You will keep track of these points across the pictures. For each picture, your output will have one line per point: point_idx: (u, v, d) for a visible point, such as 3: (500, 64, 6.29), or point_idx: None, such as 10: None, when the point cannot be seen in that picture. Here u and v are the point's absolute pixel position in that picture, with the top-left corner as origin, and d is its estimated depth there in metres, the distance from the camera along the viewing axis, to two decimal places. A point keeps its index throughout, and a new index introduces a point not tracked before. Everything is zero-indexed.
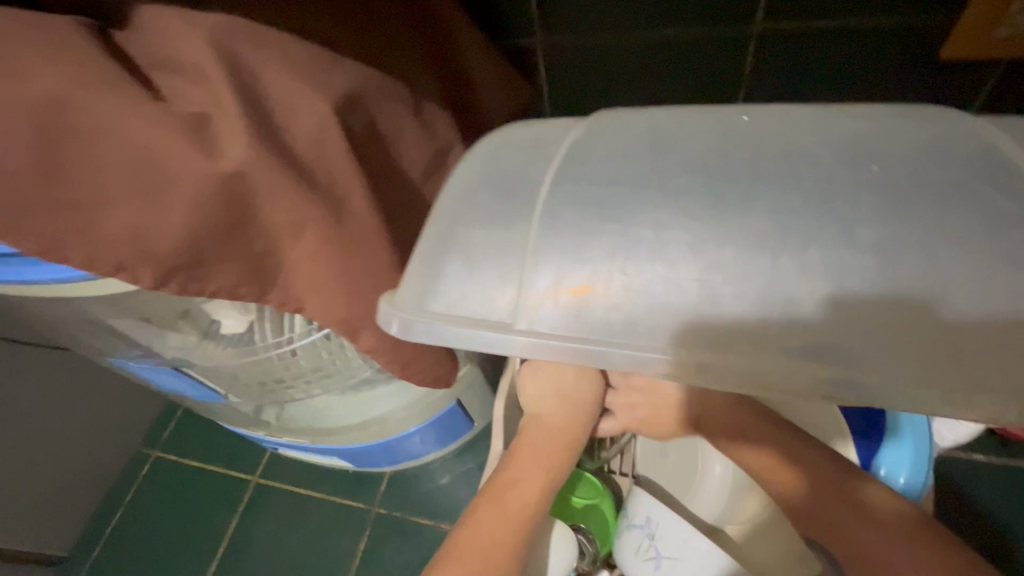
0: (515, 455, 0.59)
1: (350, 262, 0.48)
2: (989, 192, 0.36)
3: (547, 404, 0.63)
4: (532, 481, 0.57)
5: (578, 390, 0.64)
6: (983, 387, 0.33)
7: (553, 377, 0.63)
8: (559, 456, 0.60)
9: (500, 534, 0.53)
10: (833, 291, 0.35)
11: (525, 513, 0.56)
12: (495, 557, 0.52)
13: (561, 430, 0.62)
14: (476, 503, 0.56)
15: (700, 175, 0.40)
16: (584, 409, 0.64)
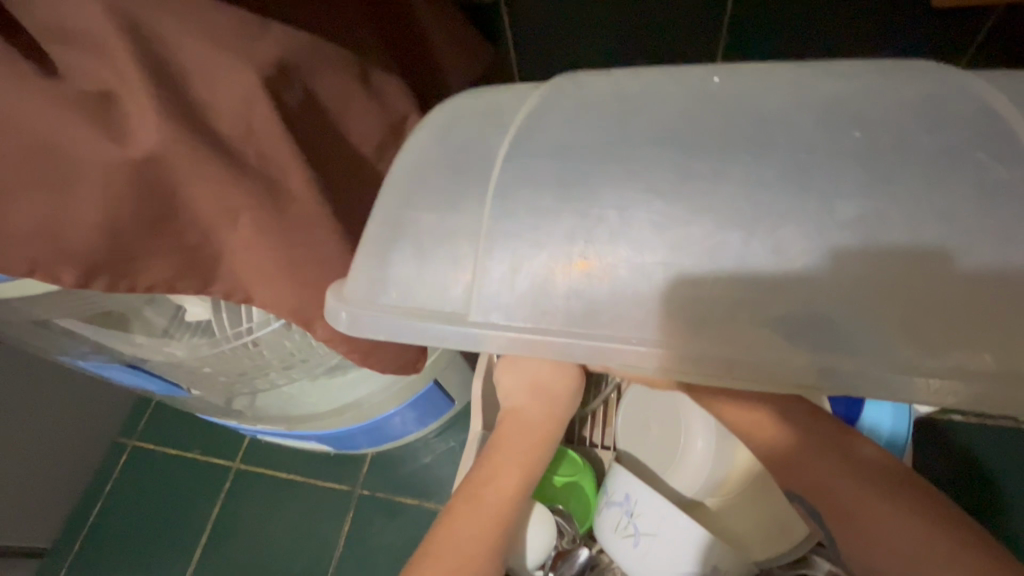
0: (490, 449, 0.57)
1: (294, 250, 0.45)
2: (979, 158, 0.32)
3: (521, 396, 0.59)
4: (507, 475, 0.55)
5: (556, 380, 0.58)
6: (967, 372, 0.31)
7: (528, 366, 0.58)
8: (533, 455, 0.57)
9: (474, 533, 0.51)
10: (807, 274, 0.32)
11: (500, 512, 0.53)
12: (469, 554, 0.49)
13: (537, 425, 0.58)
14: (452, 501, 0.54)
15: (663, 145, 0.36)
16: (562, 403, 0.59)
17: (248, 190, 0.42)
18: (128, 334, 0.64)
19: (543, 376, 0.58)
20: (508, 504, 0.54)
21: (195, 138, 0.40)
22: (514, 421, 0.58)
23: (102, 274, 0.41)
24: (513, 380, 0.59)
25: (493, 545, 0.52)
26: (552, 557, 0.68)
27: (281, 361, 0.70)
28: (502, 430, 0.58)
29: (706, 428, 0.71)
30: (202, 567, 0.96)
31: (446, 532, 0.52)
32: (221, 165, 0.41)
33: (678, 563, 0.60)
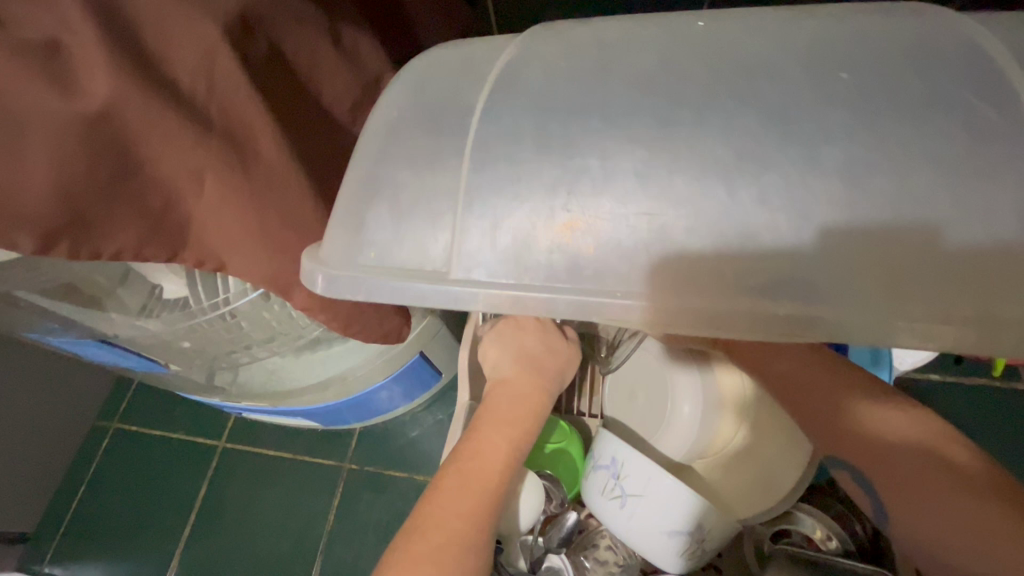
0: (478, 424, 0.56)
1: (265, 214, 0.43)
2: (967, 97, 0.32)
3: (508, 367, 0.60)
4: (495, 446, 0.54)
5: (540, 350, 0.62)
6: (951, 317, 0.31)
7: (514, 338, 0.63)
8: (523, 425, 0.57)
9: (462, 500, 0.50)
10: (793, 222, 0.32)
11: (490, 486, 0.52)
12: (458, 520, 0.49)
13: (526, 394, 0.59)
14: (441, 474, 0.53)
15: (646, 94, 0.35)
16: (548, 369, 0.62)
17: (213, 151, 0.40)
18: (101, 313, 0.61)
19: (529, 345, 0.62)
20: (502, 474, 0.53)
21: (152, 93, 0.38)
22: (501, 393, 0.59)
23: (63, 240, 0.38)
24: (498, 352, 0.62)
25: (486, 511, 0.51)
26: (540, 522, 0.70)
27: (261, 333, 0.69)
28: (491, 398, 0.59)
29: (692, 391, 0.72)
30: (190, 548, 0.95)
31: (437, 503, 0.50)
32: (183, 124, 0.39)
33: (666, 524, 0.61)
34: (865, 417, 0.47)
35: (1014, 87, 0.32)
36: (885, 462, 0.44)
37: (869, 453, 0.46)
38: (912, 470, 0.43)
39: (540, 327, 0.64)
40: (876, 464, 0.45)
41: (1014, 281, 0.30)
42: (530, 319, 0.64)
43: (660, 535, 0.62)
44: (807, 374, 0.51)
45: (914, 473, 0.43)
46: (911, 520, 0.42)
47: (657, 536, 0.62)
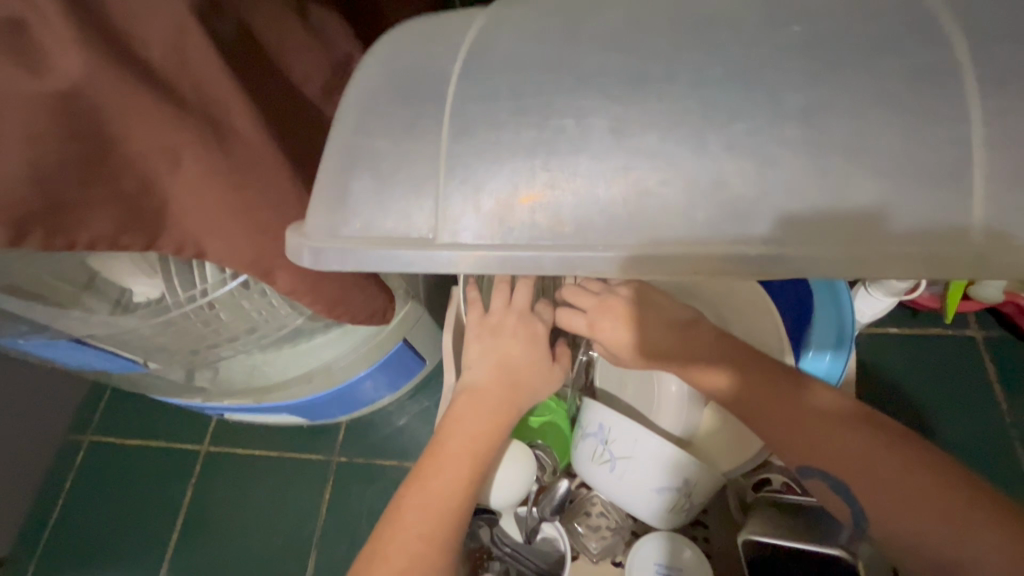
0: (444, 436, 0.56)
1: (244, 192, 0.43)
2: (910, 42, 0.33)
3: (485, 373, 0.59)
4: (458, 445, 0.56)
5: (523, 361, 0.60)
6: (913, 246, 0.32)
7: (499, 343, 0.60)
8: (486, 442, 0.57)
9: (440, 490, 0.53)
10: (758, 166, 0.33)
11: (461, 484, 0.54)
12: (434, 508, 0.52)
13: (493, 407, 0.58)
14: (402, 493, 0.54)
15: (614, 54, 0.36)
16: (524, 388, 0.60)
17: (190, 129, 0.40)
18: (70, 315, 0.59)
19: (512, 354, 0.60)
20: (465, 489, 0.54)
21: (119, 69, 0.37)
22: (471, 399, 0.58)
23: (36, 230, 0.38)
24: (478, 357, 0.60)
25: (451, 517, 0.52)
26: (532, 492, 0.73)
27: (242, 325, 0.69)
28: (457, 406, 0.58)
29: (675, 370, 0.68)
30: (179, 555, 0.93)
31: (404, 512, 0.52)
32: (156, 100, 0.39)
33: (653, 483, 0.63)
34: (822, 397, 0.50)
35: (949, 27, 0.33)
36: (825, 452, 0.47)
37: (812, 446, 0.48)
38: (852, 456, 0.46)
39: (530, 330, 0.62)
40: (821, 457, 0.47)
41: (964, 209, 0.32)
42: (517, 325, 0.61)
43: (647, 492, 0.64)
44: (744, 378, 0.52)
45: (857, 459, 0.46)
46: (867, 506, 0.45)
47: (647, 494, 0.64)
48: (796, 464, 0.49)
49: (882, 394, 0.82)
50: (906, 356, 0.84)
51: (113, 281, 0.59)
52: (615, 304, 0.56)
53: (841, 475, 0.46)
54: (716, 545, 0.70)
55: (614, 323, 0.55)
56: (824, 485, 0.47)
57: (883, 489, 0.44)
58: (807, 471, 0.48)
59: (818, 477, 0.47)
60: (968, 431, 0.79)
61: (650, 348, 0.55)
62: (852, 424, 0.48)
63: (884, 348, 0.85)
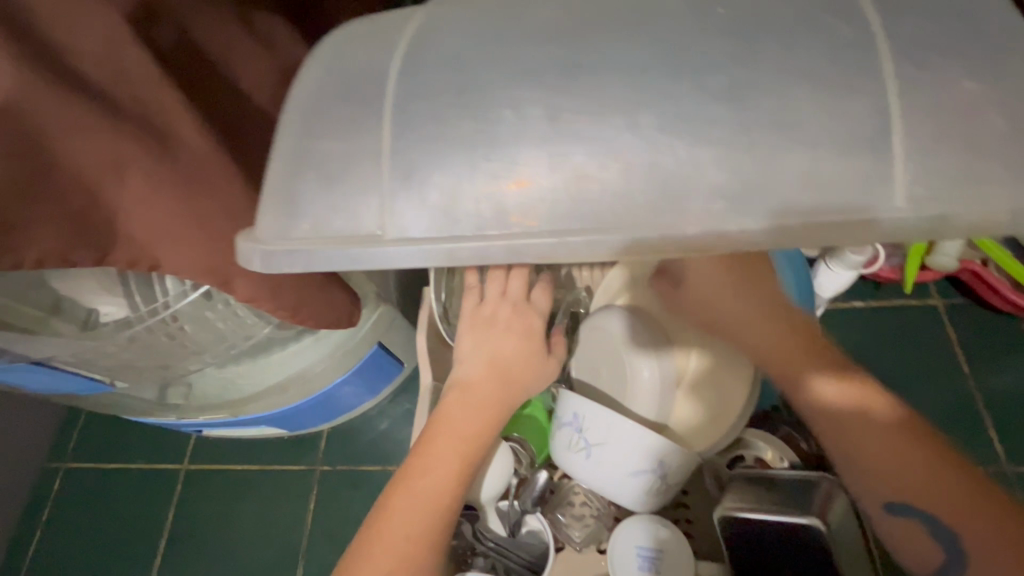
0: (433, 433, 0.56)
1: (195, 200, 0.43)
2: (826, 18, 0.34)
3: (476, 368, 0.58)
4: (449, 446, 0.55)
5: (516, 360, 0.58)
6: (844, 214, 0.33)
7: (491, 338, 0.58)
8: (478, 442, 0.56)
9: (430, 490, 0.53)
10: (692, 145, 0.34)
11: (450, 484, 0.54)
12: (424, 509, 0.52)
13: (484, 406, 0.57)
14: (390, 491, 0.54)
15: (547, 42, 0.37)
16: (514, 385, 0.58)
17: (132, 141, 0.40)
18: (34, 339, 0.58)
19: (504, 350, 0.58)
20: (454, 490, 0.54)
21: (53, 82, 0.37)
22: (462, 396, 0.57)
23: None
24: (470, 351, 0.59)
25: (438, 514, 0.53)
26: (513, 485, 0.74)
27: (209, 336, 0.68)
28: (447, 403, 0.57)
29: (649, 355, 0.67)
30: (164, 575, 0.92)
31: (391, 512, 0.53)
32: (94, 113, 0.39)
33: (630, 468, 0.64)
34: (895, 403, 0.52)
35: (863, 3, 0.34)
36: (935, 492, 0.48)
37: (923, 483, 0.48)
38: (965, 504, 0.47)
39: (525, 324, 0.59)
40: (933, 496, 0.48)
41: (889, 175, 0.33)
42: (511, 318, 0.59)
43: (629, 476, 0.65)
44: (856, 392, 0.52)
45: (974, 504, 0.47)
46: (968, 556, 0.46)
47: (623, 480, 0.65)
48: (884, 499, 0.50)
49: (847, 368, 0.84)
50: (874, 330, 0.86)
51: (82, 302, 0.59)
52: (716, 278, 0.56)
53: (952, 522, 0.47)
54: (698, 526, 0.71)
55: (714, 290, 0.57)
56: (914, 524, 0.49)
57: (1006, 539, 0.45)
58: (900, 508, 0.49)
59: (912, 518, 0.49)
60: (933, 398, 0.81)
61: (758, 337, 0.56)
62: (963, 463, 0.49)
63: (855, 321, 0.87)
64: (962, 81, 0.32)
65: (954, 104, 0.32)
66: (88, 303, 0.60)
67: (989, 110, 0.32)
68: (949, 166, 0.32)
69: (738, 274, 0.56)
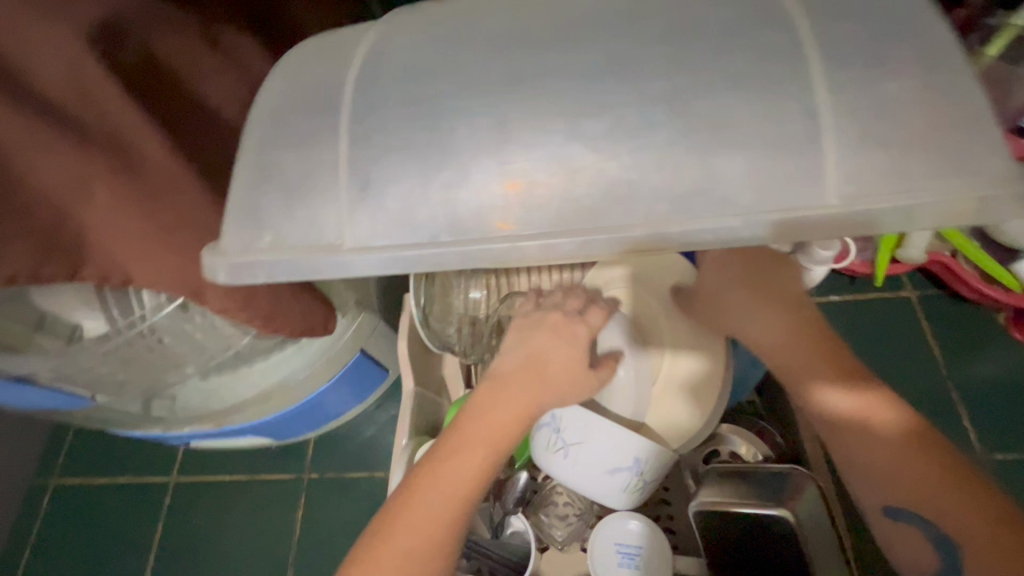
0: (462, 421, 0.51)
1: (163, 215, 0.44)
2: (758, 25, 0.36)
3: (514, 362, 0.52)
4: (475, 438, 0.50)
5: (557, 363, 0.52)
6: (782, 212, 0.34)
7: (535, 334, 0.53)
8: (505, 438, 0.50)
9: (448, 487, 0.48)
10: (635, 149, 0.36)
11: (468, 482, 0.49)
12: (441, 505, 0.48)
13: (514, 400, 0.50)
14: (413, 474, 0.50)
15: (495, 54, 0.38)
16: (553, 389, 0.51)
17: (95, 158, 0.42)
18: (16, 357, 0.59)
19: (548, 349, 0.52)
20: (471, 488, 0.49)
21: (19, 106, 0.40)
22: (494, 387, 0.51)
23: None
24: (513, 346, 0.54)
25: (458, 513, 0.48)
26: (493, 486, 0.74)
27: (189, 348, 0.69)
28: (479, 392, 0.52)
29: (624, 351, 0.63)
30: None
31: (408, 502, 0.48)
32: (56, 132, 0.41)
33: (610, 465, 0.62)
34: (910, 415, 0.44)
35: (792, 11, 0.36)
36: (939, 501, 0.41)
37: (927, 492, 0.41)
38: (969, 516, 0.40)
39: (572, 329, 0.54)
40: (935, 504, 0.41)
41: (821, 174, 0.34)
42: (562, 326, 0.54)
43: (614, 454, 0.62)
44: (871, 395, 0.44)
45: (980, 520, 0.40)
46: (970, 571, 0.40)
47: (603, 478, 0.64)
48: (883, 502, 0.43)
49: None
50: (852, 324, 0.88)
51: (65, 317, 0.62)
52: (739, 266, 0.49)
53: (953, 530, 0.41)
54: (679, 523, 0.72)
55: (734, 277, 0.49)
56: (918, 532, 0.42)
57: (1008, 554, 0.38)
58: (900, 513, 0.43)
59: (912, 523, 0.42)
60: (909, 390, 0.82)
61: (764, 325, 0.48)
62: (977, 482, 0.41)
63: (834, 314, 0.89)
64: (887, 82, 0.34)
65: (879, 105, 0.34)
66: (71, 318, 0.62)
67: (913, 110, 0.33)
68: (878, 164, 0.34)
69: (758, 262, 0.49)
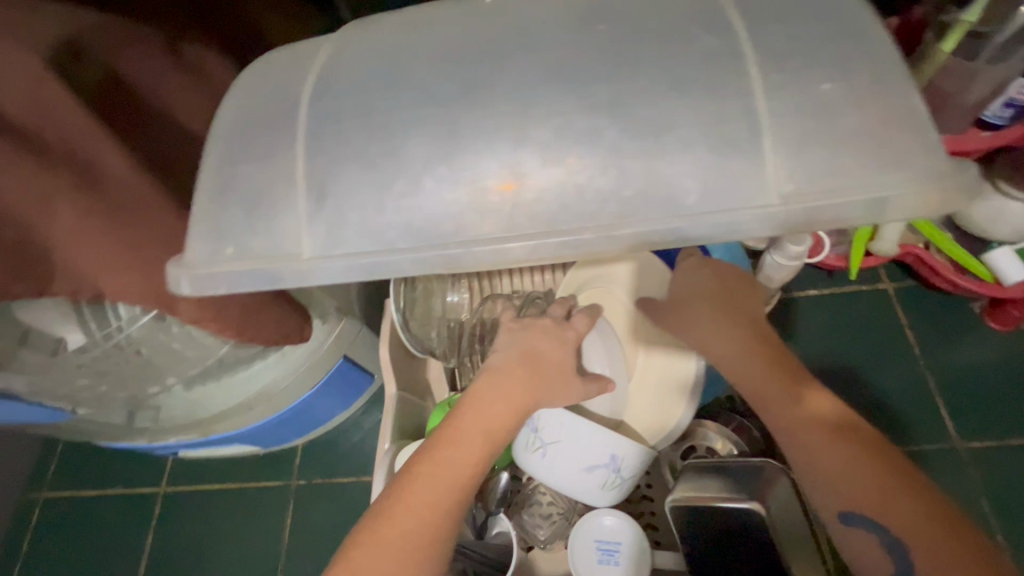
0: (461, 411, 0.50)
1: (127, 230, 0.45)
2: (696, 31, 0.37)
3: (510, 358, 0.52)
4: (472, 429, 0.49)
5: (549, 361, 0.52)
6: (727, 211, 0.35)
7: (526, 335, 0.54)
8: (504, 430, 0.49)
9: (445, 478, 0.47)
10: (582, 154, 0.36)
11: (467, 474, 0.48)
12: (439, 497, 0.46)
13: (513, 393, 0.50)
14: (414, 459, 0.49)
15: (445, 65, 0.39)
16: (546, 386, 0.51)
17: (56, 175, 0.42)
18: None
19: (540, 348, 0.53)
20: (468, 480, 0.48)
21: None
22: (493, 380, 0.51)
23: None
24: (508, 343, 0.54)
25: (458, 504, 0.47)
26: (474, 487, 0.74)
27: (169, 359, 0.70)
28: (478, 385, 0.51)
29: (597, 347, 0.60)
30: None
31: (409, 490, 0.47)
32: (17, 151, 0.41)
33: (590, 462, 0.61)
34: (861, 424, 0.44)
35: (729, 17, 0.37)
36: (894, 504, 0.40)
37: (876, 494, 0.40)
38: (919, 517, 0.39)
39: (560, 332, 0.55)
40: (886, 507, 0.40)
41: (762, 174, 0.35)
42: (553, 329, 0.55)
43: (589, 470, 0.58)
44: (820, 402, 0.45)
45: (928, 523, 0.38)
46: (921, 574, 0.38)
47: (583, 476, 0.62)
48: (836, 506, 0.42)
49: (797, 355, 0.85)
50: (833, 315, 0.87)
51: (48, 331, 0.61)
52: (699, 282, 0.51)
53: (903, 534, 0.39)
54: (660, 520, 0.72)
55: (694, 287, 0.51)
56: (872, 538, 0.41)
57: (959, 557, 0.37)
58: (853, 517, 0.41)
59: (866, 529, 0.41)
60: (893, 381, 0.82)
61: (718, 331, 0.48)
62: (926, 486, 0.40)
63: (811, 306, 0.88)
64: (822, 84, 0.35)
65: (814, 106, 0.35)
66: (55, 332, 0.62)
67: (847, 110, 0.35)
68: (815, 163, 0.35)
69: (719, 276, 0.51)
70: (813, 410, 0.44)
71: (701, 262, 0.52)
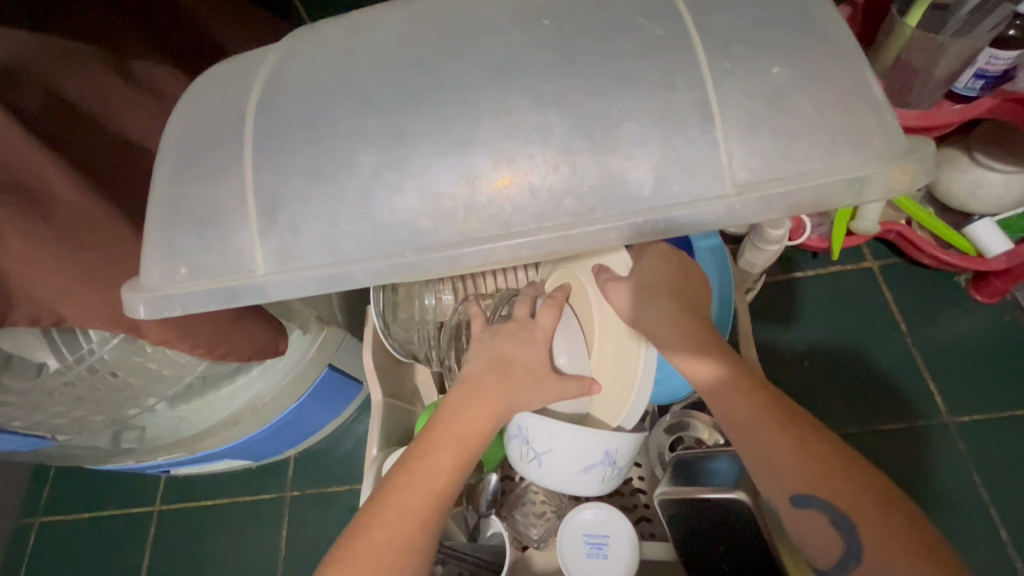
0: (435, 422, 0.50)
1: (79, 256, 0.44)
2: (643, 22, 0.36)
3: (481, 366, 0.52)
4: (446, 439, 0.48)
5: (519, 364, 0.51)
6: (683, 202, 0.35)
7: (494, 342, 0.53)
8: (479, 438, 0.49)
9: (421, 490, 0.47)
10: (532, 151, 0.35)
11: (443, 485, 0.47)
12: (416, 508, 0.46)
13: (486, 400, 0.50)
14: (390, 472, 0.49)
15: (390, 70, 0.38)
16: (520, 388, 0.50)
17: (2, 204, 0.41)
18: None
19: (509, 352, 0.52)
20: (444, 491, 0.47)
21: None
22: (465, 391, 0.51)
23: None
24: (479, 351, 0.54)
25: (434, 515, 0.46)
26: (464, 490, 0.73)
27: (147, 379, 0.69)
28: (452, 396, 0.51)
29: (557, 337, 0.53)
30: None
31: (386, 505, 0.46)
32: None
33: (588, 466, 0.51)
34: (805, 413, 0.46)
35: (674, 5, 0.36)
36: (840, 486, 0.41)
37: (826, 477, 0.42)
38: (864, 496, 0.41)
39: (529, 333, 0.53)
40: (832, 487, 0.41)
41: (716, 164, 0.34)
42: (522, 332, 0.53)
43: (585, 480, 0.53)
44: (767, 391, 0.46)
45: (870, 502, 0.40)
46: (868, 552, 0.39)
47: (584, 482, 0.53)
48: (790, 489, 0.42)
49: (785, 340, 0.84)
50: (824, 296, 0.85)
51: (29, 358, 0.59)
52: (656, 270, 0.51)
53: (847, 510, 0.40)
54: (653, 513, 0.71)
55: (654, 275, 0.50)
56: (821, 517, 0.41)
57: (896, 532, 0.39)
58: (804, 498, 0.42)
59: (817, 509, 0.41)
60: (887, 359, 0.81)
61: (675, 319, 0.48)
62: (863, 467, 0.42)
63: (801, 288, 0.86)
64: (772, 68, 0.34)
65: (765, 92, 0.34)
66: (36, 357, 0.60)
67: (799, 95, 0.34)
68: (769, 149, 0.34)
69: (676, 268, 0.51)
70: (764, 397, 0.46)
71: (654, 252, 0.52)
